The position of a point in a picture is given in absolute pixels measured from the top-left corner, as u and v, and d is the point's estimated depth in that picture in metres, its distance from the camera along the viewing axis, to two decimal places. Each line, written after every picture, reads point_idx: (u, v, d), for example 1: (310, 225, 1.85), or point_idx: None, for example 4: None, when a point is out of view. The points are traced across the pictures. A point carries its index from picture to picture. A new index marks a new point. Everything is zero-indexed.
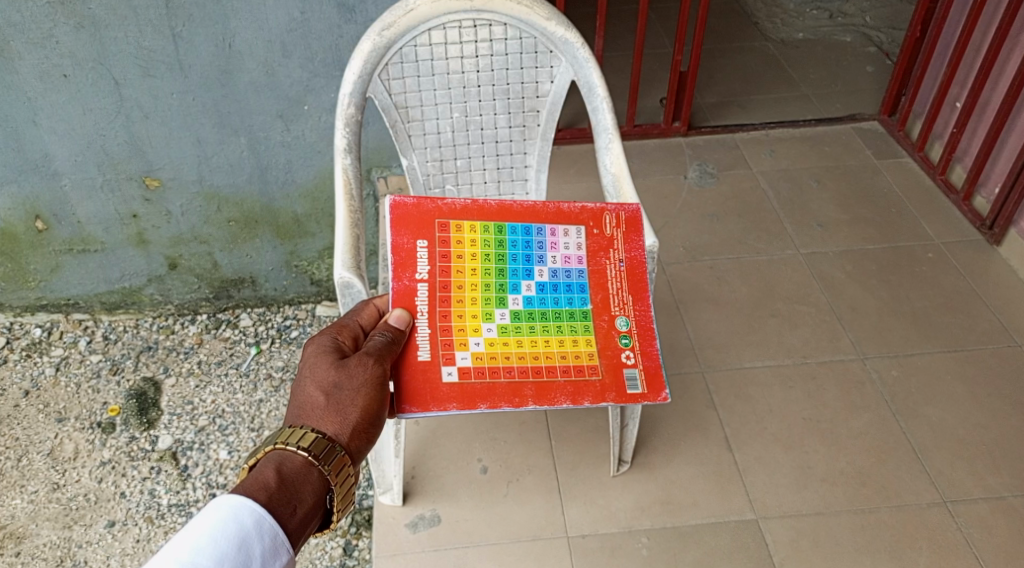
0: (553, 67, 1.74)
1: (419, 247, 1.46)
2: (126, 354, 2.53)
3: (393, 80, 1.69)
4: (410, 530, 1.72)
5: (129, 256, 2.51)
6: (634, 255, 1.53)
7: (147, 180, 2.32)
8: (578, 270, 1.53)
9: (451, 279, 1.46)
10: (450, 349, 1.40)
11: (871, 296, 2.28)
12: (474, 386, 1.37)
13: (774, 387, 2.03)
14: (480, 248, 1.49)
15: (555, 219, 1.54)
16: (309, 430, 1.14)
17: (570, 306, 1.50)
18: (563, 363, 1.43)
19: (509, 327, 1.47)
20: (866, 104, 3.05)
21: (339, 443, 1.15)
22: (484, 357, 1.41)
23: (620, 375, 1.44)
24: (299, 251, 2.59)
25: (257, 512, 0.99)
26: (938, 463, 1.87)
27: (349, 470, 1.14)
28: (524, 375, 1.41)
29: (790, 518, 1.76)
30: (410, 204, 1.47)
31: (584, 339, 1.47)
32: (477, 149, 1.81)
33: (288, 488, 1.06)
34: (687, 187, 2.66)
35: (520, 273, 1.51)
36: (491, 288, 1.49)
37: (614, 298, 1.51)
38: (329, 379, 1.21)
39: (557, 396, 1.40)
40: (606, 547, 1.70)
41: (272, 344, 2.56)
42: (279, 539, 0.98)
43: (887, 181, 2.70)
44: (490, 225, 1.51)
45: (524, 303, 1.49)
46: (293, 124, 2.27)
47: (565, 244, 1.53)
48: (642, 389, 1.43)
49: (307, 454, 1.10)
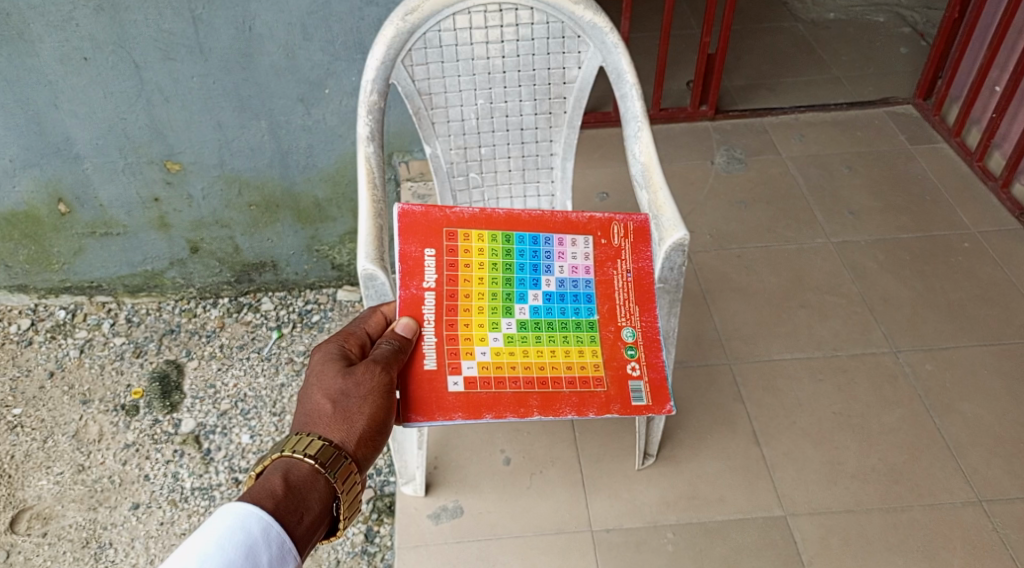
0: (581, 52, 1.69)
1: (426, 256, 1.44)
2: (148, 337, 2.53)
3: (416, 66, 1.65)
4: (432, 521, 1.71)
5: (150, 240, 2.50)
6: (642, 265, 1.50)
7: (169, 164, 2.30)
8: (586, 279, 1.49)
9: (458, 288, 1.44)
10: (456, 358, 1.38)
11: (903, 286, 2.22)
12: (479, 396, 1.35)
13: (802, 379, 1.98)
14: (487, 257, 1.46)
15: (563, 229, 1.51)
16: (317, 438, 1.14)
17: (576, 317, 1.46)
18: (569, 374, 1.40)
19: (515, 336, 1.43)
20: (899, 88, 2.96)
21: (346, 451, 1.15)
22: (490, 367, 1.39)
23: (625, 387, 1.39)
24: (320, 235, 2.56)
25: (264, 520, 0.99)
26: (973, 460, 1.82)
27: (355, 477, 1.14)
28: (529, 386, 1.38)
29: (820, 515, 1.72)
30: (418, 212, 1.45)
31: (589, 349, 1.43)
32: (501, 136, 1.78)
33: (295, 496, 1.06)
34: (714, 173, 2.61)
35: (527, 283, 1.48)
36: (497, 297, 1.45)
37: (620, 308, 1.47)
38: (335, 387, 1.21)
39: (562, 408, 1.36)
40: (630, 542, 1.68)
41: (293, 329, 2.55)
42: (286, 546, 0.99)
43: (921, 167, 2.63)
44: (498, 235, 1.48)
45: (531, 312, 1.46)
46: (314, 108, 2.24)
47: (572, 254, 1.50)
48: (647, 401, 1.38)
49: (315, 462, 1.10)
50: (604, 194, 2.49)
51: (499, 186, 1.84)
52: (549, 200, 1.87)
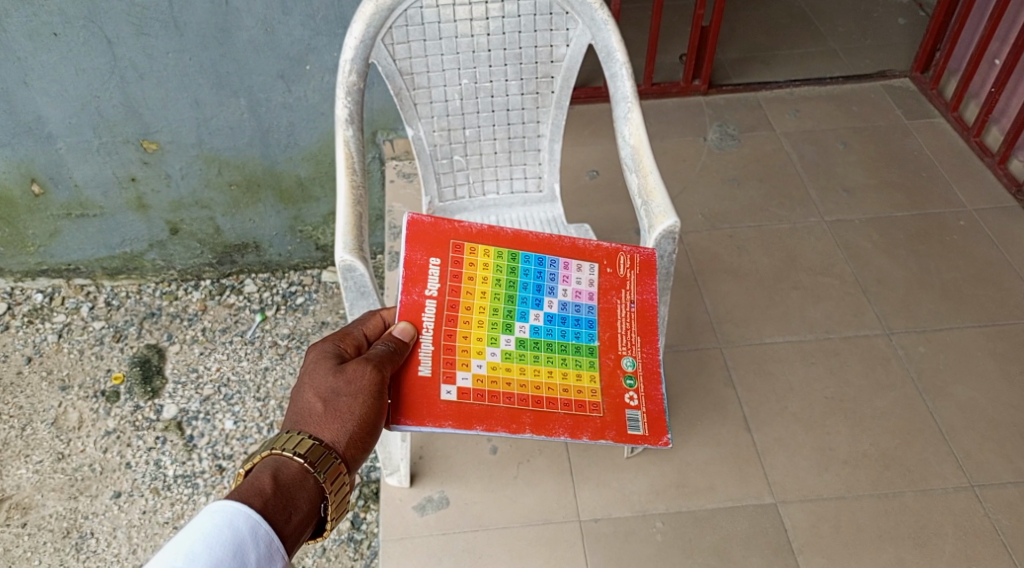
0: (569, 29, 1.63)
1: (430, 265, 1.37)
2: (129, 320, 2.47)
3: (397, 44, 1.58)
4: (418, 513, 1.67)
5: (128, 222, 2.43)
6: (646, 298, 1.42)
7: (145, 143, 2.23)
8: (589, 305, 1.41)
9: (460, 300, 1.37)
10: (451, 367, 1.30)
11: (898, 266, 2.18)
12: (471, 408, 1.27)
13: (795, 363, 1.95)
14: (491, 272, 1.39)
15: (569, 254, 1.44)
16: (306, 436, 1.09)
17: (576, 340, 1.38)
18: (565, 396, 1.32)
19: (513, 353, 1.35)
20: (896, 60, 2.90)
21: (336, 451, 1.10)
22: (485, 381, 1.31)
23: (622, 415, 1.31)
24: (303, 216, 2.50)
25: (252, 518, 0.95)
26: (967, 445, 1.79)
27: (344, 480, 1.09)
28: (523, 403, 1.30)
29: (811, 502, 1.70)
30: (427, 222, 1.38)
31: (588, 374, 1.35)
32: (486, 117, 1.71)
33: (283, 495, 1.02)
34: (706, 150, 2.55)
35: (529, 302, 1.40)
36: (497, 313, 1.38)
37: (622, 338, 1.39)
38: (327, 385, 1.16)
39: (555, 428, 1.28)
40: (619, 532, 1.65)
41: (278, 311, 2.49)
42: (275, 546, 0.95)
43: (917, 143, 2.57)
44: (504, 252, 1.41)
45: (531, 331, 1.38)
46: (294, 85, 2.16)
47: (577, 279, 1.43)
48: (643, 431, 1.29)
49: (303, 461, 1.06)
50: (595, 172, 2.43)
51: (485, 168, 1.77)
52: (536, 183, 1.80)
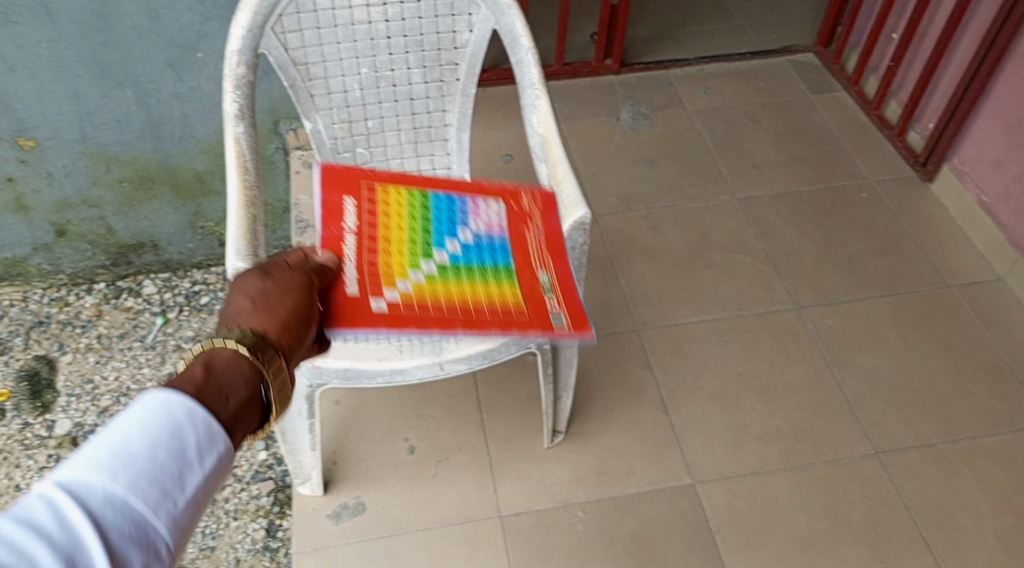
0: (471, 14, 1.57)
1: (346, 205, 1.33)
2: (14, 331, 2.29)
3: (288, 33, 1.49)
4: (332, 522, 1.61)
5: (9, 225, 2.26)
6: (553, 227, 1.40)
7: (20, 140, 2.06)
8: (500, 235, 1.36)
9: (377, 229, 1.31)
10: (377, 283, 1.21)
11: (806, 241, 2.22)
12: (403, 313, 1.16)
13: (710, 343, 1.96)
14: (404, 207, 1.35)
15: (475, 193, 1.41)
16: (237, 328, 0.98)
17: (492, 260, 1.32)
18: (490, 303, 1.23)
19: (435, 271, 1.27)
20: (799, 35, 2.94)
21: (271, 340, 0.99)
22: (413, 293, 1.21)
23: (545, 312, 1.24)
24: (204, 211, 2.38)
25: (190, 403, 0.81)
26: (873, 414, 1.84)
27: (283, 370, 0.97)
28: (451, 310, 1.19)
29: (727, 480, 1.71)
30: (337, 168, 1.38)
31: (507, 284, 1.28)
32: (389, 107, 1.64)
33: (217, 380, 0.89)
34: (619, 130, 2.53)
35: (441, 229, 1.34)
36: (414, 243, 1.31)
37: (534, 257, 1.34)
38: (255, 288, 1.06)
39: (487, 325, 1.18)
40: (540, 524, 1.63)
41: (180, 313, 2.36)
42: (216, 430, 0.81)
43: (821, 117, 2.62)
44: (413, 191, 1.39)
45: (450, 255, 1.30)
46: (186, 75, 2.04)
47: (486, 213, 1.39)
48: (568, 323, 1.22)
49: (239, 346, 0.94)
50: (507, 156, 2.38)
51: (390, 160, 1.70)
52: (444, 174, 1.75)
